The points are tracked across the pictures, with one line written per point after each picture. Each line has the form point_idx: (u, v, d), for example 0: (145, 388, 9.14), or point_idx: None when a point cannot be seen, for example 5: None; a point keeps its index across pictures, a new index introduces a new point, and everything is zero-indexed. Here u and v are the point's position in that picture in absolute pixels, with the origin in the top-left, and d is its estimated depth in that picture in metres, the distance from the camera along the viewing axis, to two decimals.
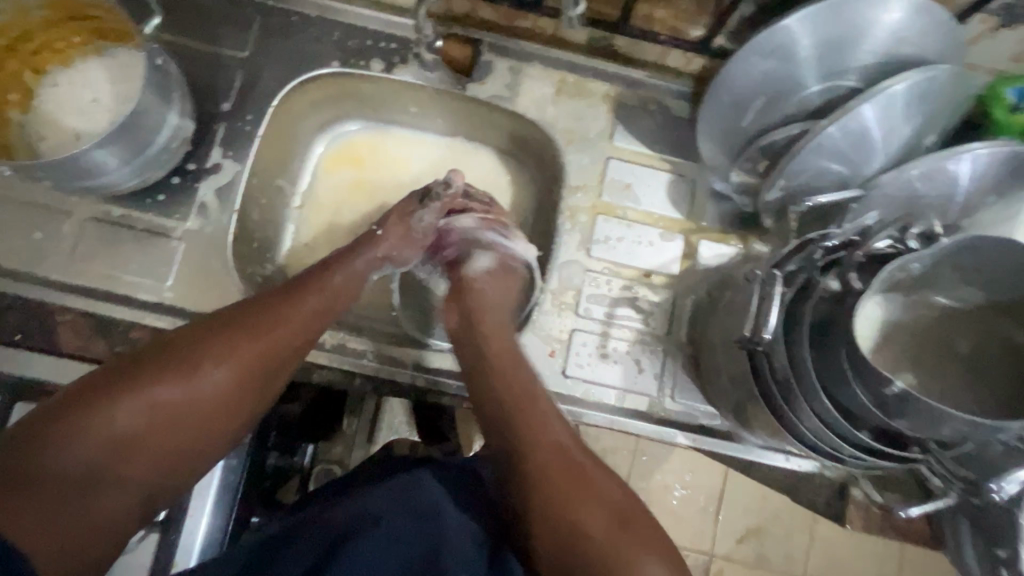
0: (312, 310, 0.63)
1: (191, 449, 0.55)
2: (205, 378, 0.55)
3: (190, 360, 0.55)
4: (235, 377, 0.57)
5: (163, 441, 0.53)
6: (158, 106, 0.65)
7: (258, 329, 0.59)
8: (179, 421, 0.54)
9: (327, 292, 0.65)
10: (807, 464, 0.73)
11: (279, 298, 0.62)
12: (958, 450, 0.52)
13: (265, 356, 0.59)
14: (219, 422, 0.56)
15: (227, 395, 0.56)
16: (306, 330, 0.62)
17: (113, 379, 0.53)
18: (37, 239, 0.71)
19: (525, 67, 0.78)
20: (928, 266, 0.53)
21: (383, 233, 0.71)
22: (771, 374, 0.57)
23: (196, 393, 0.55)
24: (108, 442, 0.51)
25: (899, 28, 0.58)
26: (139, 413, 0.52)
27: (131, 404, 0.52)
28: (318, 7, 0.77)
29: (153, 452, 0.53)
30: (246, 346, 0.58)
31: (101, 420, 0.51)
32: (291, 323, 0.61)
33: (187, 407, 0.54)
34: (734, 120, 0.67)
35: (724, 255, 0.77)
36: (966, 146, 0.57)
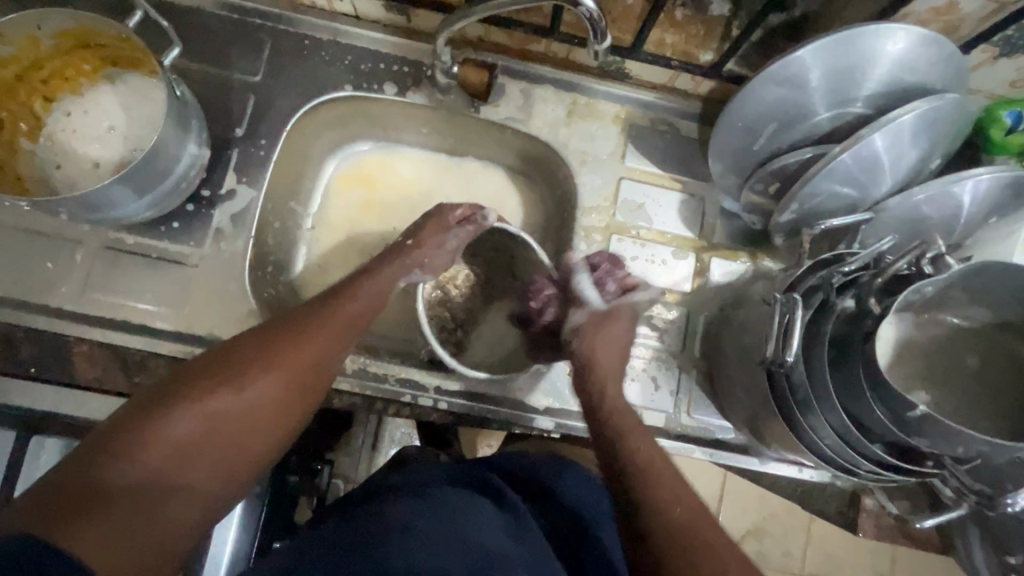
0: (350, 313, 0.61)
1: (251, 456, 0.51)
2: (260, 382, 0.52)
3: (244, 367, 0.52)
4: (289, 381, 0.54)
5: (225, 448, 0.49)
6: (176, 136, 0.65)
7: (305, 331, 0.57)
8: (239, 427, 0.50)
9: (360, 295, 0.63)
10: (818, 475, 0.75)
11: (315, 305, 0.61)
12: (971, 465, 0.55)
13: (318, 358, 0.57)
14: (276, 428, 0.53)
15: (283, 399, 0.53)
16: (347, 332, 0.60)
17: (164, 394, 0.49)
18: (49, 269, 0.70)
19: (537, 89, 0.79)
20: (939, 289, 0.55)
21: (415, 242, 0.70)
22: (790, 394, 0.59)
23: (254, 396, 0.52)
24: (168, 454, 0.46)
25: (906, 59, 0.60)
26: (199, 420, 0.48)
27: (191, 412, 0.48)
28: (330, 30, 0.77)
29: (215, 461, 0.49)
30: (298, 348, 0.56)
31: (160, 432, 0.46)
32: (338, 325, 0.60)
33: (246, 412, 0.51)
34: (746, 144, 0.69)
35: (734, 271, 0.79)
36: (971, 171, 0.59)
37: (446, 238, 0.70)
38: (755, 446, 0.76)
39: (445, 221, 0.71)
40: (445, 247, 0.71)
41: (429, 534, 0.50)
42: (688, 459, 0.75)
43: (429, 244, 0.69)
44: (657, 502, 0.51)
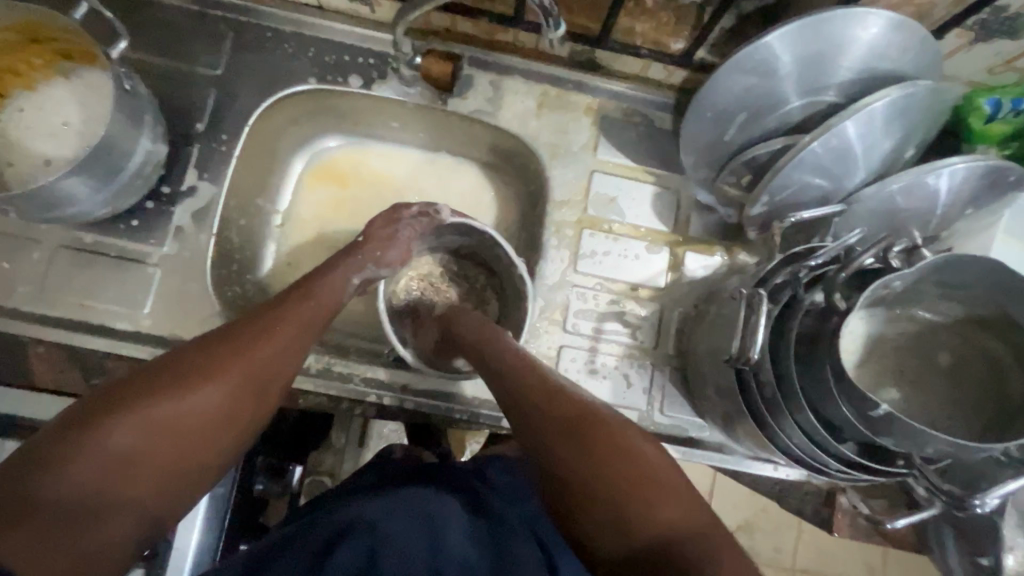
0: (304, 319, 0.59)
1: (196, 467, 0.49)
2: (205, 390, 0.50)
3: (190, 372, 0.50)
4: (236, 388, 0.52)
5: (166, 459, 0.47)
6: (128, 131, 0.63)
7: (256, 337, 0.55)
8: (181, 438, 0.48)
9: (315, 300, 0.61)
10: (794, 473, 0.73)
11: (269, 309, 0.58)
12: (941, 463, 0.53)
13: (270, 362, 0.55)
14: (224, 439, 0.51)
15: (230, 407, 0.51)
16: (301, 338, 0.58)
17: (102, 400, 0.47)
18: (7, 269, 0.69)
19: (506, 81, 0.77)
20: (909, 283, 0.54)
21: (365, 237, 0.68)
22: (759, 391, 0.58)
23: (200, 405, 0.49)
24: (101, 466, 0.44)
25: (877, 44, 0.58)
26: (137, 430, 0.46)
27: (129, 422, 0.46)
28: (292, 21, 0.75)
29: (155, 471, 0.47)
30: (248, 352, 0.53)
31: (94, 442, 0.44)
32: (292, 329, 0.57)
33: (189, 422, 0.49)
34: (717, 134, 0.67)
35: (710, 265, 0.77)
36: (945, 161, 0.57)
37: (399, 233, 0.69)
38: (730, 444, 0.74)
39: (399, 214, 0.69)
40: (401, 243, 0.69)
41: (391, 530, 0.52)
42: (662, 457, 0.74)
43: (384, 241, 0.68)
44: (607, 448, 0.50)
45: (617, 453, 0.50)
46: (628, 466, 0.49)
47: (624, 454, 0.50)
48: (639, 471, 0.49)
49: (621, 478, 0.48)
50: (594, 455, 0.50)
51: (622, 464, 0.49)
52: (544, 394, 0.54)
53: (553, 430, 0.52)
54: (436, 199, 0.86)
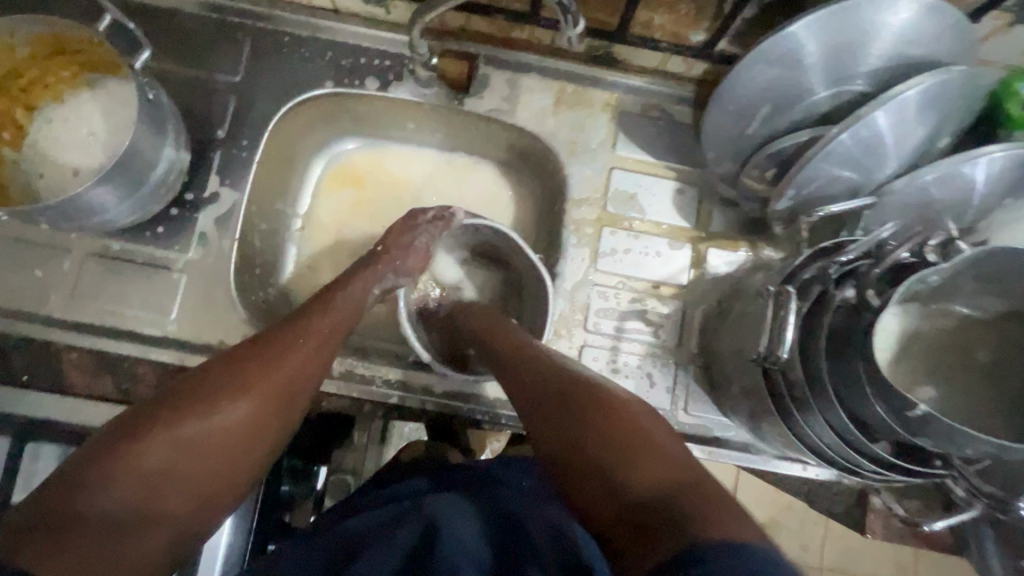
0: (325, 330, 0.59)
1: (229, 479, 0.50)
2: (232, 406, 0.50)
3: (219, 389, 0.51)
4: (265, 402, 0.52)
5: (198, 474, 0.48)
6: (151, 139, 0.64)
7: (278, 351, 0.55)
8: (211, 454, 0.49)
9: (335, 310, 0.61)
10: (824, 472, 0.71)
11: (289, 321, 0.59)
12: (982, 464, 0.52)
13: (295, 376, 0.55)
14: (253, 451, 0.51)
15: (259, 421, 0.52)
16: (324, 347, 0.59)
17: (136, 420, 0.47)
18: (38, 277, 0.70)
19: (523, 79, 0.76)
20: (946, 278, 0.52)
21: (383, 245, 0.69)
22: (787, 389, 0.56)
23: (229, 421, 0.50)
24: (139, 482, 0.45)
25: (908, 31, 0.56)
26: (169, 449, 0.46)
27: (161, 440, 0.46)
28: (309, 26, 0.76)
29: (189, 486, 0.47)
30: (273, 366, 0.54)
31: (128, 462, 0.45)
32: (313, 342, 0.58)
33: (219, 437, 0.49)
34: (740, 127, 0.66)
35: (733, 262, 0.76)
36: (982, 149, 0.55)
37: (417, 239, 0.69)
38: (756, 444, 0.73)
39: (415, 221, 0.69)
40: (418, 249, 0.69)
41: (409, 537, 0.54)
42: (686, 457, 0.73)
43: (402, 246, 0.69)
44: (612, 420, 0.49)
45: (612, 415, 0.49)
46: (617, 424, 0.48)
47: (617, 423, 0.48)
48: (605, 421, 0.49)
49: (587, 433, 0.48)
50: (566, 416, 0.51)
51: (605, 425, 0.48)
52: (533, 365, 0.58)
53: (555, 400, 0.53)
54: (454, 198, 0.86)
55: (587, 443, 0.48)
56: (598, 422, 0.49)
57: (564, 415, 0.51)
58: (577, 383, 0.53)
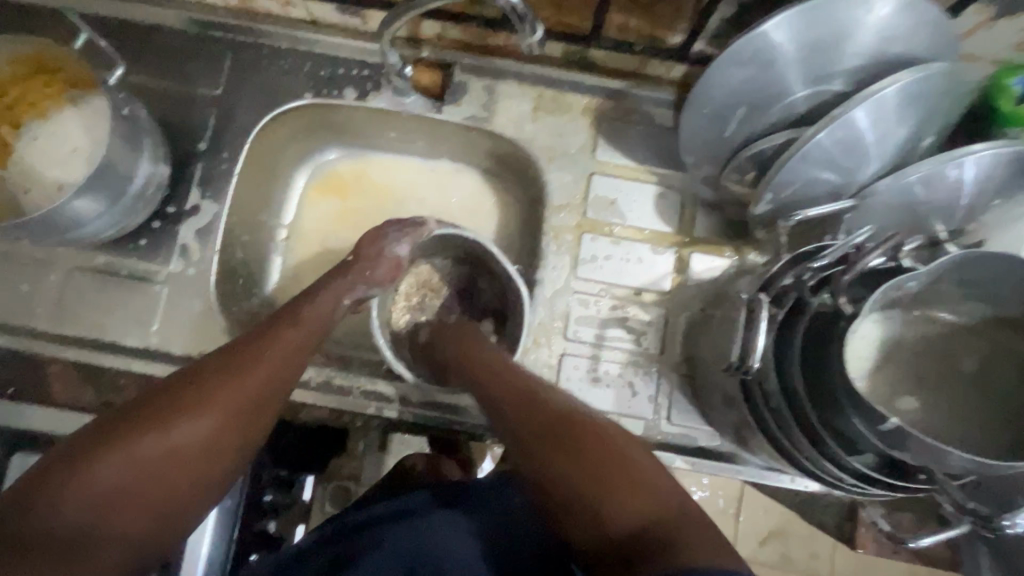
0: (290, 345, 0.60)
1: (184, 499, 0.50)
2: (189, 423, 0.51)
3: (178, 407, 0.51)
4: (223, 421, 0.52)
5: (152, 494, 0.48)
6: (127, 153, 0.65)
7: (240, 368, 0.56)
8: (166, 474, 0.49)
9: (303, 325, 0.62)
10: (813, 484, 0.69)
11: (254, 338, 0.59)
12: (966, 480, 0.50)
13: (256, 394, 0.55)
14: (212, 469, 0.52)
15: (217, 439, 0.52)
16: (289, 362, 0.59)
17: (95, 437, 0.48)
18: (26, 291, 0.72)
19: (500, 85, 0.76)
20: (925, 283, 0.50)
21: (357, 257, 0.69)
22: (765, 400, 0.55)
23: (185, 438, 0.50)
24: (92, 502, 0.46)
25: (884, 27, 0.54)
26: (122, 467, 0.47)
27: (114, 459, 0.47)
28: (288, 38, 0.76)
29: (143, 505, 0.48)
30: (234, 384, 0.54)
31: (82, 480, 0.46)
32: (277, 360, 0.58)
33: (174, 455, 0.49)
34: (717, 130, 0.64)
35: (717, 267, 0.74)
36: (967, 149, 0.53)
37: (386, 249, 0.69)
38: (743, 455, 0.71)
39: (386, 231, 0.70)
40: (389, 259, 0.69)
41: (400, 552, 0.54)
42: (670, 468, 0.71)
43: (374, 258, 0.69)
44: (589, 448, 0.49)
45: (587, 443, 0.49)
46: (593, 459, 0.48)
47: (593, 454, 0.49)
48: (582, 447, 0.49)
49: (564, 460, 0.49)
50: (547, 447, 0.50)
51: (583, 446, 0.49)
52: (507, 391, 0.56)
53: (535, 429, 0.51)
54: (438, 206, 0.86)
55: (555, 464, 0.49)
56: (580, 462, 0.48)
57: (536, 449, 0.50)
58: (534, 407, 0.53)
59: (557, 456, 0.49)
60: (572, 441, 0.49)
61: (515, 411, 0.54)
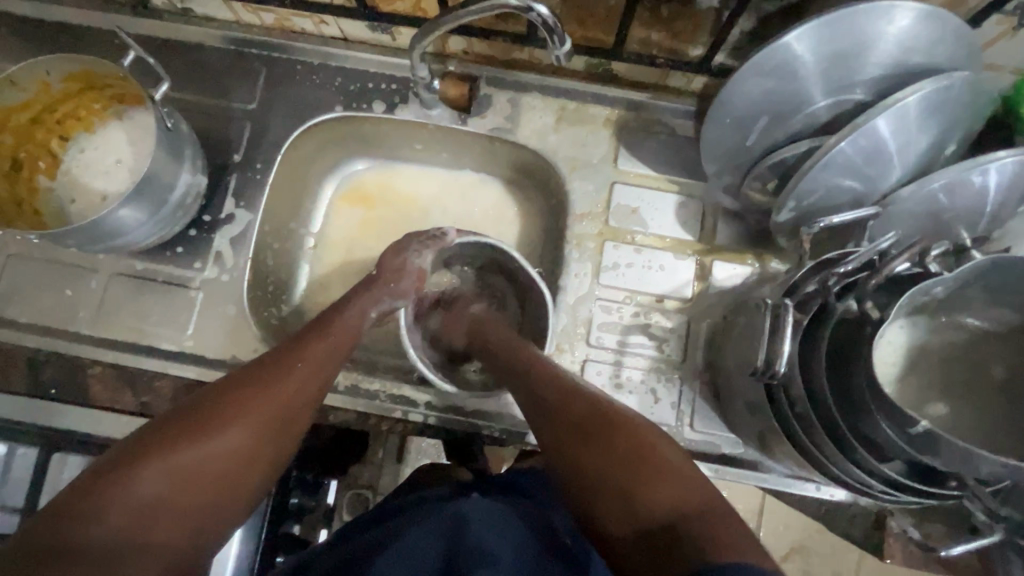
0: (320, 357, 0.62)
1: (220, 507, 0.52)
2: (225, 434, 0.52)
3: (213, 418, 0.52)
4: (256, 432, 0.54)
5: (190, 503, 0.50)
6: (169, 164, 0.68)
7: (271, 379, 0.57)
8: (203, 482, 0.50)
9: (330, 336, 0.64)
10: (840, 493, 0.68)
11: (285, 350, 0.61)
12: (998, 486, 0.49)
13: (287, 405, 0.57)
14: (246, 478, 0.53)
15: (251, 449, 0.53)
16: (320, 373, 0.61)
17: (133, 447, 0.49)
18: (69, 295, 0.75)
19: (524, 98, 0.78)
20: (952, 289, 0.50)
21: (383, 267, 0.71)
22: (790, 406, 0.55)
23: (221, 450, 0.52)
24: (132, 510, 0.47)
25: (906, 38, 0.55)
26: (161, 478, 0.48)
27: (154, 468, 0.48)
28: (321, 54, 0.79)
29: (182, 515, 0.49)
30: (266, 395, 0.56)
31: (123, 490, 0.47)
32: (307, 369, 0.60)
33: (210, 466, 0.51)
34: (739, 140, 0.65)
35: (738, 275, 0.74)
36: (991, 156, 0.53)
37: (409, 259, 0.71)
38: (767, 462, 0.71)
39: (408, 241, 0.72)
40: (411, 268, 0.71)
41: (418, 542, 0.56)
42: (693, 475, 0.71)
43: (398, 269, 0.71)
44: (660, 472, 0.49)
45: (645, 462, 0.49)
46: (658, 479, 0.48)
47: (643, 450, 0.50)
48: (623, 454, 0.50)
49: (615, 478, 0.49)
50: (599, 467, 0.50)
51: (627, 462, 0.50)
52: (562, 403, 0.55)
53: (580, 446, 0.52)
54: (462, 214, 0.88)
55: (606, 478, 0.50)
56: (635, 458, 0.50)
57: (572, 443, 0.53)
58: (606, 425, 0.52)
59: (609, 478, 0.49)
60: (623, 455, 0.50)
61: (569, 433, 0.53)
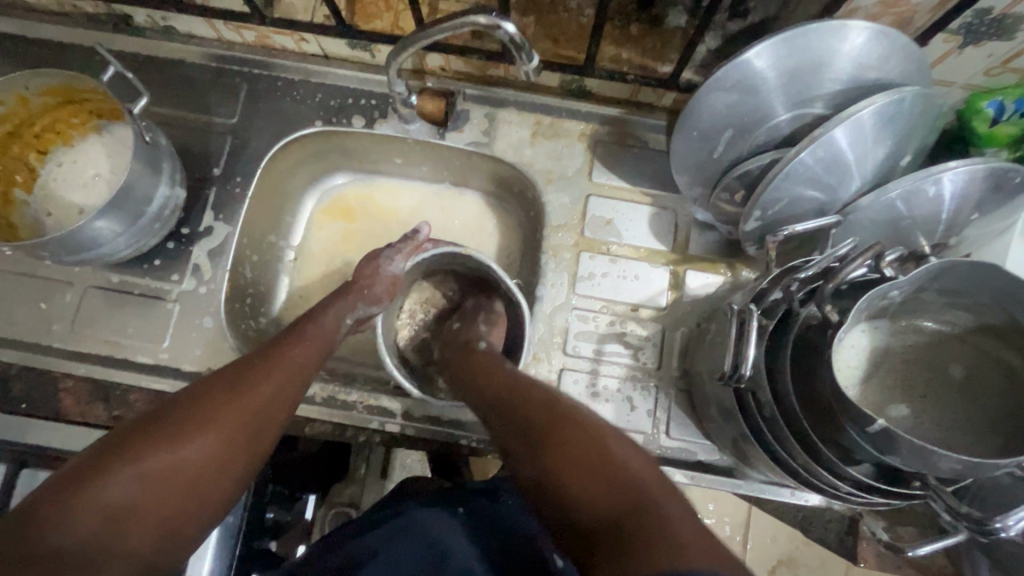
0: (295, 365, 0.62)
1: (190, 514, 0.52)
2: (196, 440, 0.52)
3: (185, 425, 0.52)
4: (229, 438, 0.54)
5: (160, 510, 0.49)
6: (147, 177, 0.68)
7: (245, 386, 0.57)
8: (173, 488, 0.50)
9: (305, 344, 0.64)
10: (814, 498, 0.69)
11: (259, 357, 0.61)
12: (960, 483, 0.50)
13: (260, 411, 0.57)
14: (219, 485, 0.53)
15: (223, 455, 0.53)
16: (295, 382, 0.61)
17: (102, 455, 0.49)
18: (43, 309, 0.74)
19: (501, 113, 0.80)
20: (907, 293, 0.52)
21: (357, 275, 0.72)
22: (759, 410, 0.56)
23: (193, 457, 0.52)
24: (100, 516, 0.47)
25: (858, 55, 0.57)
26: (131, 484, 0.48)
27: (124, 473, 0.48)
28: (301, 71, 0.81)
29: (151, 521, 0.49)
30: (240, 402, 0.56)
31: (90, 496, 0.47)
32: (281, 376, 0.60)
33: (181, 473, 0.51)
34: (707, 152, 0.68)
35: (711, 284, 0.76)
36: (942, 166, 0.56)
37: (384, 269, 0.72)
38: (742, 468, 0.71)
39: (380, 252, 0.74)
40: (385, 277, 0.73)
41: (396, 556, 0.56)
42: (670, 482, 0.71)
43: (373, 278, 0.72)
44: (593, 453, 0.50)
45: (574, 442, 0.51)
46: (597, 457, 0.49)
47: (580, 443, 0.51)
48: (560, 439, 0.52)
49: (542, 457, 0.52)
50: (532, 448, 0.53)
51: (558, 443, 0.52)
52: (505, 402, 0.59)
53: (523, 435, 0.55)
54: (442, 226, 0.89)
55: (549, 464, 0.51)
56: (562, 455, 0.51)
57: (517, 438, 0.55)
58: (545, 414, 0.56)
59: (538, 456, 0.52)
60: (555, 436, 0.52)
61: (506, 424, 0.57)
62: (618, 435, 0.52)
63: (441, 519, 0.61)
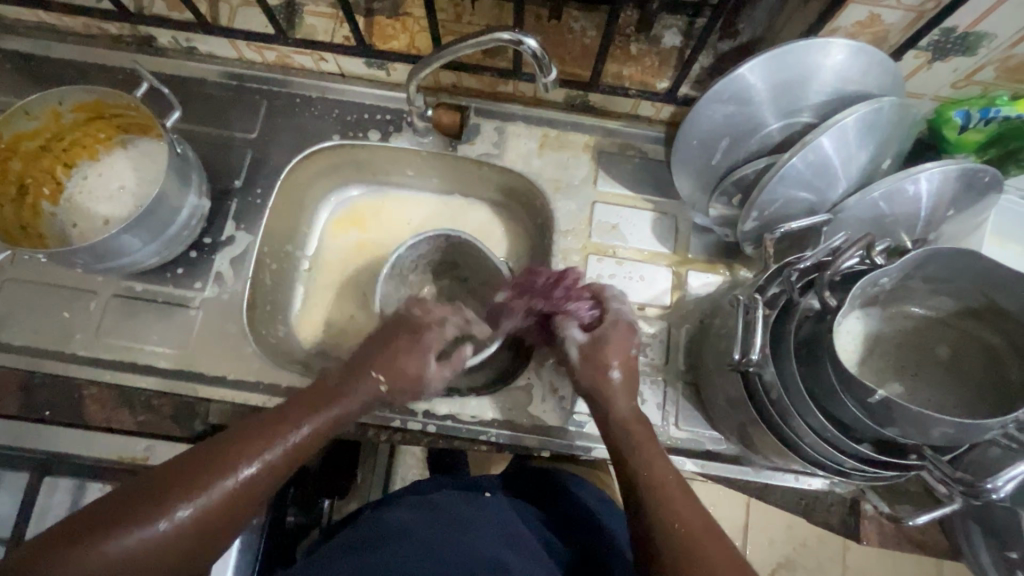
0: (306, 427, 0.60)
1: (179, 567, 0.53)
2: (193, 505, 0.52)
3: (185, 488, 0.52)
4: (225, 504, 0.54)
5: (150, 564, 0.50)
6: (177, 188, 0.71)
7: (250, 451, 0.56)
8: (165, 547, 0.51)
9: (322, 405, 0.62)
10: (817, 482, 0.73)
11: (272, 417, 0.60)
12: (953, 452, 0.57)
13: (260, 479, 0.56)
14: (210, 543, 0.53)
15: (218, 518, 0.53)
16: (302, 445, 0.59)
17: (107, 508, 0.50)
18: (66, 318, 0.76)
19: (510, 127, 0.85)
20: (896, 280, 0.58)
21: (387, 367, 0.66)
22: (765, 392, 0.59)
23: (206, 502, 0.53)
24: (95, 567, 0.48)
25: (841, 69, 0.63)
26: (127, 543, 0.49)
27: (121, 532, 0.49)
28: (319, 89, 0.85)
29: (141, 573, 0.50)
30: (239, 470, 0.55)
31: (89, 548, 0.48)
32: (288, 441, 0.58)
33: (171, 536, 0.51)
34: (705, 159, 0.73)
35: (711, 283, 0.81)
36: (920, 167, 0.62)
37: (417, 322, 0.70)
38: (749, 456, 0.75)
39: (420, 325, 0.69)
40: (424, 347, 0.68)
41: (432, 535, 0.58)
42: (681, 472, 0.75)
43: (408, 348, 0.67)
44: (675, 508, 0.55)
45: (664, 492, 0.57)
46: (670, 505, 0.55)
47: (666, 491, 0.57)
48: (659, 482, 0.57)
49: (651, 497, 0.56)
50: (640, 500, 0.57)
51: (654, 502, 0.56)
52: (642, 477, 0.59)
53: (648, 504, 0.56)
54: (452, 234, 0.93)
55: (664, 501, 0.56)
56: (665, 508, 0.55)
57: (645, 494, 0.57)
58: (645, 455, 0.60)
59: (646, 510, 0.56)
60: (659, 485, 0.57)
61: (642, 482, 0.58)
62: (677, 474, 0.59)
63: (470, 513, 0.64)
